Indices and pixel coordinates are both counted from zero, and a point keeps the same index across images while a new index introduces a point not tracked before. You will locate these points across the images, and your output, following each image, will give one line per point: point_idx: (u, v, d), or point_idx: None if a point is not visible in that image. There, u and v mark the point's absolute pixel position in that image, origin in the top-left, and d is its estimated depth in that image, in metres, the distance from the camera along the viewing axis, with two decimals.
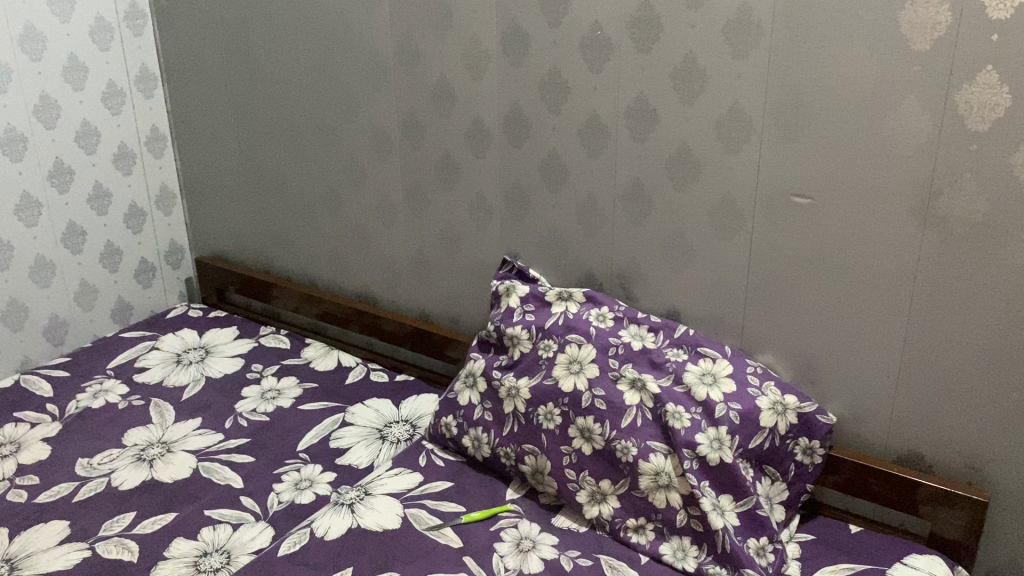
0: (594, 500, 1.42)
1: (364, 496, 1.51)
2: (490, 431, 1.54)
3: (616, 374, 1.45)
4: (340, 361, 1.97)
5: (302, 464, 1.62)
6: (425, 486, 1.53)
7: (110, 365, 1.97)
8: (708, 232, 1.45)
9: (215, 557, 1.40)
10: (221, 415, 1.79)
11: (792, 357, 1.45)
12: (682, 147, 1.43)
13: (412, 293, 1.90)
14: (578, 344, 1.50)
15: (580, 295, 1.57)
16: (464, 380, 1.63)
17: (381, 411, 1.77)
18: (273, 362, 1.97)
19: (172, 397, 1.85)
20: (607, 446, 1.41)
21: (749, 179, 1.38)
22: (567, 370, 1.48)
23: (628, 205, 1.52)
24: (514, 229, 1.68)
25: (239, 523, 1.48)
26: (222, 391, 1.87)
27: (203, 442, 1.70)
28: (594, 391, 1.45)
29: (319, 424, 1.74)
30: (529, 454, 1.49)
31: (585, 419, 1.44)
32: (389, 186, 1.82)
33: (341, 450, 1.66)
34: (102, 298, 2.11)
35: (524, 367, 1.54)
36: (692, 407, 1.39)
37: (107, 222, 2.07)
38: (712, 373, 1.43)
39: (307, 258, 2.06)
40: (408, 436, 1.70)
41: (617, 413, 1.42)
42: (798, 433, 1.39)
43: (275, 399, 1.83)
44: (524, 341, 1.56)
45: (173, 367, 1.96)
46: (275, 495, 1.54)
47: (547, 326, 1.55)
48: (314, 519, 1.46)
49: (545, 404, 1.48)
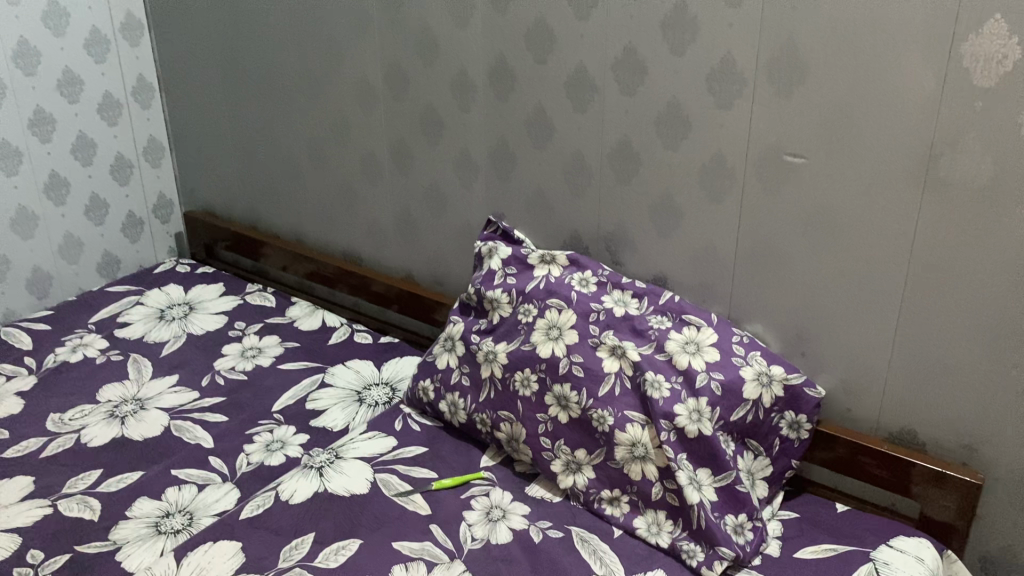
0: (569, 471, 1.37)
1: (335, 459, 1.46)
2: (467, 397, 1.49)
3: (595, 342, 1.39)
4: (325, 321, 1.91)
5: (275, 425, 1.58)
6: (398, 451, 1.48)
7: (92, 319, 1.94)
8: (697, 193, 1.37)
9: (177, 518, 1.37)
10: (198, 374, 1.74)
11: (784, 327, 1.37)
12: (672, 102, 1.34)
13: (397, 253, 1.83)
14: (559, 309, 1.44)
15: (563, 258, 1.50)
16: (443, 343, 1.57)
17: (361, 373, 1.72)
18: (257, 321, 1.92)
19: (151, 354, 1.81)
20: (583, 415, 1.36)
21: (741, 136, 1.30)
22: (545, 336, 1.42)
23: (616, 164, 1.44)
24: (499, 187, 1.61)
25: (205, 484, 1.44)
26: (202, 349, 1.83)
27: (177, 400, 1.66)
28: (571, 358, 1.39)
29: (297, 384, 1.70)
30: (504, 421, 1.43)
31: (561, 387, 1.38)
32: (374, 141, 1.75)
33: (317, 411, 1.61)
34: (88, 252, 2.07)
35: (503, 332, 1.48)
36: (672, 376, 1.33)
37: (92, 173, 2.03)
38: (695, 342, 1.36)
39: (294, 214, 2.00)
40: (387, 399, 1.64)
41: (594, 381, 1.36)
42: (783, 406, 1.32)
43: (255, 357, 1.79)
44: (504, 305, 1.50)
45: (155, 323, 1.93)
46: (245, 456, 1.50)
47: (528, 289, 1.49)
48: (281, 482, 1.42)
49: (521, 370, 1.42)
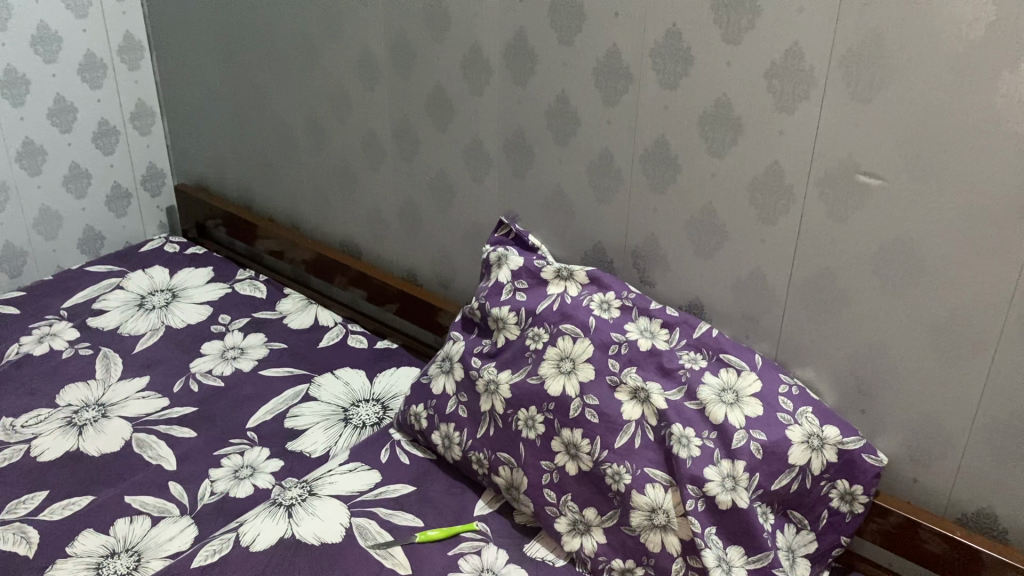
0: (575, 532, 1.17)
1: (308, 496, 1.28)
2: (462, 431, 1.28)
3: (613, 381, 1.17)
4: (318, 319, 1.71)
5: (247, 447, 1.39)
6: (381, 490, 1.29)
7: (66, 304, 1.76)
8: (746, 210, 1.14)
9: (122, 559, 1.19)
10: (171, 377, 1.56)
11: (841, 377, 1.14)
12: (721, 100, 1.10)
13: (398, 250, 1.62)
14: (573, 338, 1.22)
15: (583, 275, 1.27)
16: (439, 364, 1.35)
17: (350, 387, 1.53)
18: (243, 315, 1.73)
19: (123, 349, 1.63)
20: (595, 468, 1.15)
21: (804, 147, 1.06)
22: (556, 369, 1.21)
23: (650, 168, 1.21)
24: (513, 185, 1.38)
25: (160, 517, 1.26)
26: (179, 346, 1.65)
27: (144, 408, 1.48)
28: (585, 400, 1.17)
29: (277, 397, 1.51)
30: (503, 465, 1.23)
31: (571, 433, 1.17)
32: (375, 123, 1.53)
33: (296, 432, 1.43)
34: (66, 226, 1.89)
35: (507, 358, 1.26)
36: (705, 431, 1.11)
37: (71, 140, 1.83)
38: (733, 390, 1.14)
39: (289, 195, 1.79)
40: (377, 421, 1.45)
41: (611, 430, 1.15)
42: (836, 474, 1.10)
43: (235, 359, 1.60)
44: (511, 326, 1.28)
45: (133, 312, 1.75)
46: (208, 484, 1.32)
47: (539, 310, 1.27)
48: (243, 522, 1.23)
49: (526, 408, 1.21)
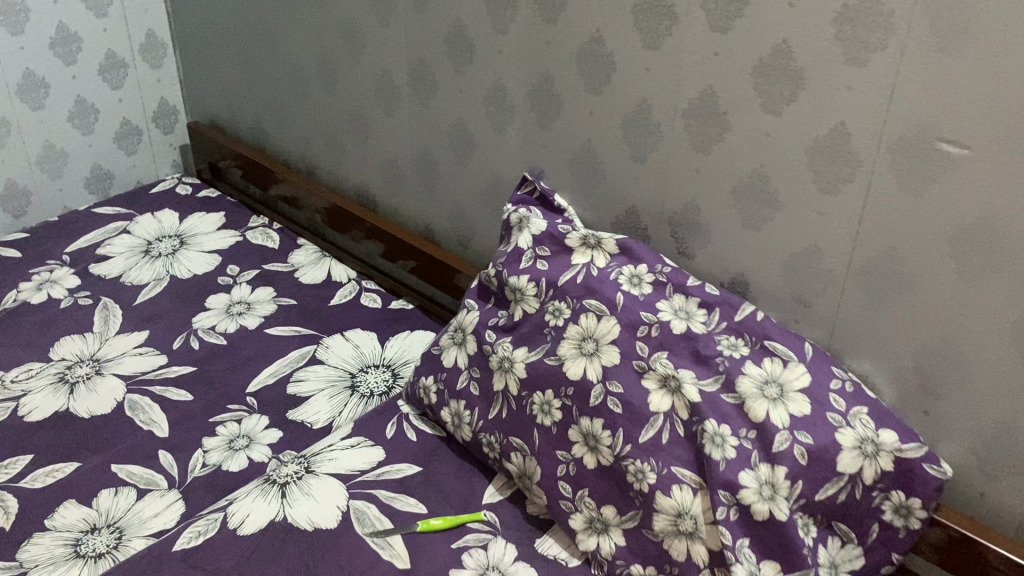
0: (592, 530, 1.05)
1: (304, 474, 1.18)
2: (472, 411, 1.16)
3: (639, 366, 1.04)
4: (330, 274, 1.60)
5: (244, 414, 1.30)
6: (384, 470, 1.18)
7: (69, 249, 1.67)
8: (804, 178, 0.98)
9: (102, 536, 1.11)
10: (171, 333, 1.47)
11: (903, 374, 0.99)
12: (780, 47, 0.94)
13: (416, 203, 1.49)
14: (597, 316, 1.09)
15: (612, 244, 1.13)
16: (451, 335, 1.23)
17: (360, 351, 1.42)
18: (252, 266, 1.62)
19: (124, 300, 1.54)
20: (617, 464, 1.03)
21: (876, 106, 0.89)
22: (577, 350, 1.08)
23: (693, 124, 1.05)
24: (539, 137, 1.23)
25: (146, 490, 1.18)
26: (182, 299, 1.55)
27: (140, 366, 1.39)
28: (607, 387, 1.04)
29: (282, 358, 1.40)
30: (515, 451, 1.11)
31: (591, 423, 1.04)
32: (391, 62, 1.38)
33: (298, 400, 1.33)
34: (72, 165, 1.79)
35: (523, 334, 1.14)
36: (742, 430, 0.98)
37: (75, 73, 1.72)
38: (777, 383, 1.00)
39: (304, 138, 1.66)
40: (385, 391, 1.34)
41: (635, 423, 1.02)
42: (891, 484, 0.97)
43: (241, 315, 1.50)
44: (530, 299, 1.15)
45: (137, 259, 1.65)
46: (200, 455, 1.23)
47: (561, 282, 1.13)
48: (233, 501, 1.14)
49: (543, 391, 1.09)
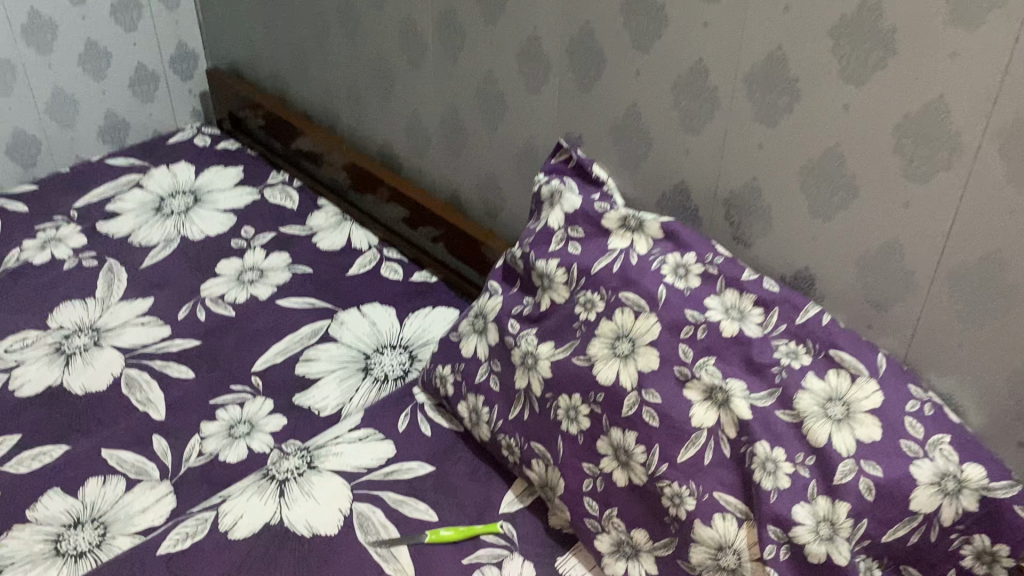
0: (620, 554, 0.93)
1: (306, 470, 1.07)
2: (491, 410, 1.04)
3: (680, 373, 0.91)
4: (350, 240, 1.48)
5: (248, 397, 1.19)
6: (393, 469, 1.07)
7: (77, 203, 1.57)
8: (889, 162, 0.82)
9: (86, 531, 1.02)
10: (177, 301, 1.36)
11: (995, 399, 0.84)
12: (869, 3, 0.77)
13: (443, 167, 1.35)
14: (635, 312, 0.95)
15: (656, 228, 0.99)
16: (472, 321, 1.11)
17: (376, 329, 1.30)
18: (267, 228, 1.50)
19: (130, 263, 1.44)
20: (650, 484, 0.90)
21: (987, 80, 0.72)
22: (610, 351, 0.94)
23: (757, 92, 0.89)
24: (577, 100, 1.08)
25: (136, 480, 1.08)
26: (192, 262, 1.44)
27: (142, 338, 1.29)
28: (643, 395, 0.91)
29: (292, 334, 1.29)
30: (537, 459, 0.99)
31: (622, 436, 0.91)
32: (416, 8, 1.23)
33: (306, 382, 1.22)
34: (84, 112, 1.68)
35: (550, 327, 1.01)
36: (798, 455, 0.84)
37: (85, 14, 1.59)
38: (843, 401, 0.85)
39: (326, 89, 1.53)
40: (401, 375, 1.23)
41: (673, 439, 0.89)
42: (976, 527, 0.78)
43: (253, 283, 1.39)
44: (559, 287, 1.02)
45: (148, 217, 1.54)
46: (197, 443, 1.13)
47: (595, 270, 0.99)
48: (226, 498, 1.04)
49: (569, 395, 0.96)
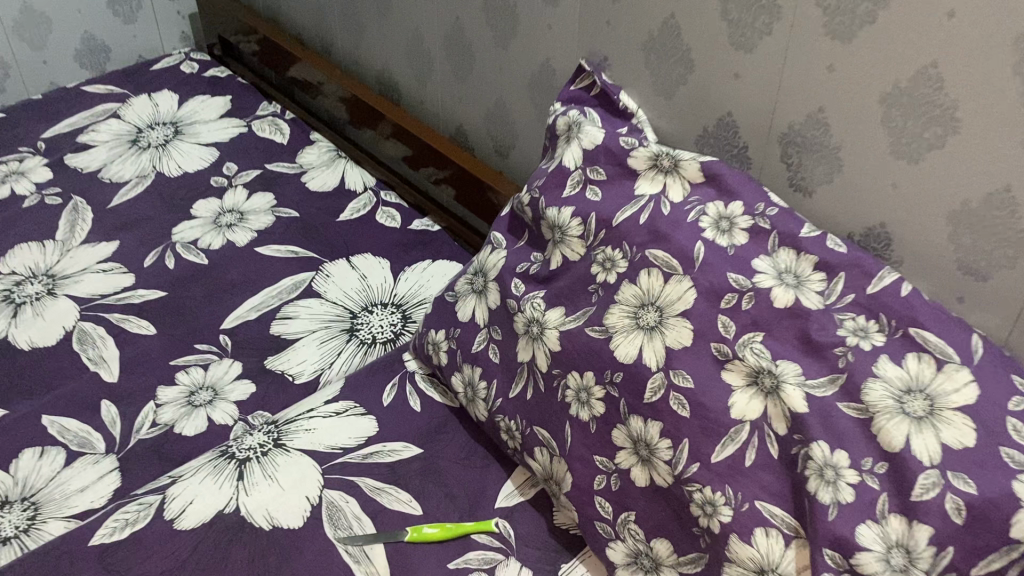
0: (636, 567, 0.76)
1: (270, 448, 0.91)
2: (489, 386, 0.87)
3: (718, 353, 0.73)
4: (343, 180, 1.30)
5: (213, 360, 1.04)
6: (373, 450, 0.90)
7: (46, 134, 1.41)
8: (1005, 86, 0.62)
9: (14, 513, 0.87)
10: (145, 245, 1.20)
11: None
12: None
13: (448, 98, 1.17)
14: (665, 275, 0.76)
15: (694, 170, 0.80)
16: (470, 279, 0.93)
17: (366, 284, 1.13)
18: (253, 165, 1.33)
19: (97, 201, 1.28)
20: (676, 487, 0.73)
21: None
22: (632, 322, 0.77)
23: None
24: (602, 13, 0.88)
25: (78, 454, 0.94)
26: (165, 202, 1.28)
27: (102, 287, 1.14)
28: (671, 378, 0.73)
29: (270, 287, 1.13)
30: (540, 447, 0.82)
31: (644, 426, 0.74)
32: None
33: (281, 344, 1.06)
34: (58, 33, 1.52)
35: (561, 290, 0.83)
36: (865, 461, 0.66)
37: None
38: (925, 394, 0.66)
39: (321, 7, 1.34)
40: (391, 338, 1.06)
41: (707, 435, 0.71)
42: None
43: (231, 227, 1.22)
44: (573, 240, 0.84)
45: (122, 150, 1.38)
46: (151, 412, 0.98)
47: (617, 222, 0.81)
48: (177, 480, 0.89)
49: (581, 373, 0.78)
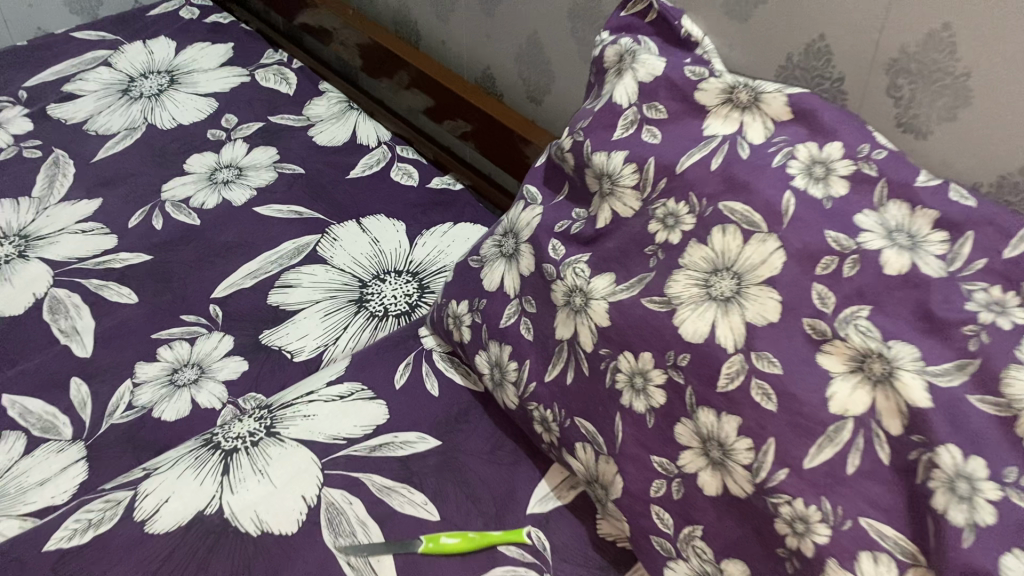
0: None
1: (261, 438, 0.77)
2: (520, 368, 0.73)
3: (812, 331, 0.58)
4: (355, 134, 1.16)
5: (202, 334, 0.90)
6: (383, 442, 0.76)
7: (29, 83, 1.27)
8: None
9: None
10: (131, 203, 1.06)
11: None
12: None
13: (474, 36, 1.03)
14: (744, 233, 0.61)
15: (779, 105, 0.65)
16: (499, 240, 0.79)
17: (379, 249, 0.99)
18: (254, 117, 1.19)
19: (80, 155, 1.14)
20: (756, 498, 0.59)
21: None
22: (701, 291, 0.62)
23: None
24: None
25: (41, 441, 0.80)
26: (156, 156, 1.14)
27: (80, 250, 1.00)
28: (751, 362, 0.59)
29: (269, 253, 0.99)
30: (583, 443, 0.68)
31: (716, 422, 0.60)
32: None
33: (279, 316, 0.92)
34: None
35: (610, 253, 0.68)
36: (1010, 473, 0.50)
37: None
38: None
39: None
40: (405, 311, 0.92)
41: (798, 434, 0.57)
42: None
43: (227, 184, 1.08)
44: (626, 192, 0.69)
45: (111, 99, 1.24)
46: (127, 393, 0.84)
47: (682, 168, 0.66)
48: (152, 474, 0.75)
49: (635, 355, 0.64)
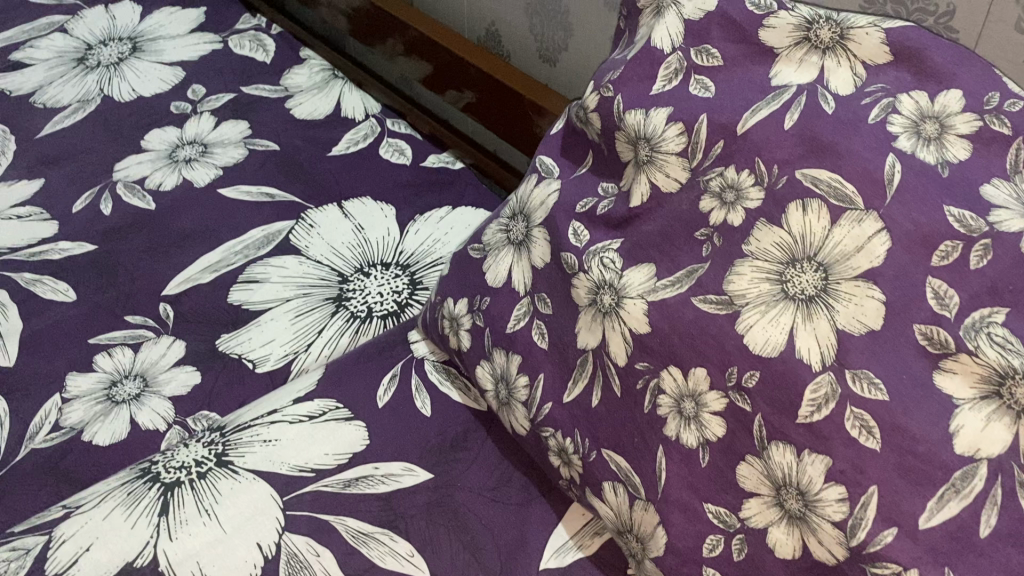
0: None
1: (211, 468, 0.61)
2: (531, 385, 0.57)
3: (928, 342, 0.43)
4: (339, 107, 1.01)
5: (149, 339, 0.75)
6: (362, 475, 0.61)
7: None
8: None
9: None
10: (75, 184, 0.92)
11: None
12: None
13: None
14: (833, 211, 0.46)
15: (873, 44, 0.50)
16: (505, 222, 0.64)
17: (363, 237, 0.84)
18: (224, 87, 1.04)
19: (23, 130, 0.99)
20: (849, 567, 0.43)
21: None
22: (774, 288, 0.47)
23: None
24: None
25: None
26: (109, 131, 0.98)
27: (13, 239, 0.86)
28: (846, 385, 0.43)
29: (234, 242, 0.84)
30: (613, 483, 0.53)
31: (795, 464, 0.45)
32: None
33: (241, 317, 0.77)
34: None
35: (648, 238, 0.53)
36: None
37: None
38: None
39: None
40: (393, 311, 0.77)
41: (911, 485, 0.42)
42: None
43: (189, 162, 0.93)
44: (668, 159, 0.54)
45: (64, 69, 1.09)
46: (54, 412, 0.70)
47: (745, 127, 0.51)
48: (73, 514, 0.60)
49: (685, 371, 0.49)
